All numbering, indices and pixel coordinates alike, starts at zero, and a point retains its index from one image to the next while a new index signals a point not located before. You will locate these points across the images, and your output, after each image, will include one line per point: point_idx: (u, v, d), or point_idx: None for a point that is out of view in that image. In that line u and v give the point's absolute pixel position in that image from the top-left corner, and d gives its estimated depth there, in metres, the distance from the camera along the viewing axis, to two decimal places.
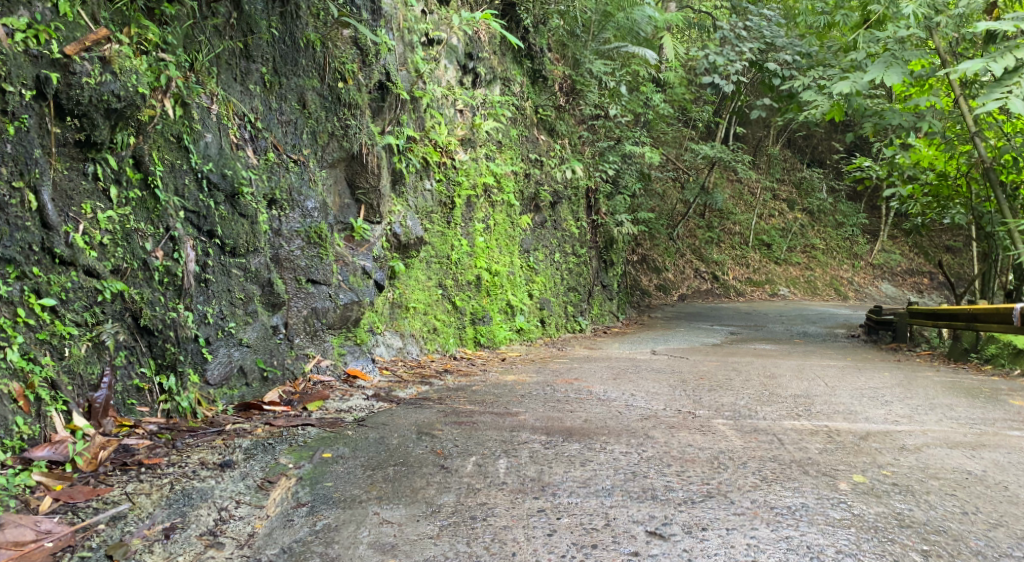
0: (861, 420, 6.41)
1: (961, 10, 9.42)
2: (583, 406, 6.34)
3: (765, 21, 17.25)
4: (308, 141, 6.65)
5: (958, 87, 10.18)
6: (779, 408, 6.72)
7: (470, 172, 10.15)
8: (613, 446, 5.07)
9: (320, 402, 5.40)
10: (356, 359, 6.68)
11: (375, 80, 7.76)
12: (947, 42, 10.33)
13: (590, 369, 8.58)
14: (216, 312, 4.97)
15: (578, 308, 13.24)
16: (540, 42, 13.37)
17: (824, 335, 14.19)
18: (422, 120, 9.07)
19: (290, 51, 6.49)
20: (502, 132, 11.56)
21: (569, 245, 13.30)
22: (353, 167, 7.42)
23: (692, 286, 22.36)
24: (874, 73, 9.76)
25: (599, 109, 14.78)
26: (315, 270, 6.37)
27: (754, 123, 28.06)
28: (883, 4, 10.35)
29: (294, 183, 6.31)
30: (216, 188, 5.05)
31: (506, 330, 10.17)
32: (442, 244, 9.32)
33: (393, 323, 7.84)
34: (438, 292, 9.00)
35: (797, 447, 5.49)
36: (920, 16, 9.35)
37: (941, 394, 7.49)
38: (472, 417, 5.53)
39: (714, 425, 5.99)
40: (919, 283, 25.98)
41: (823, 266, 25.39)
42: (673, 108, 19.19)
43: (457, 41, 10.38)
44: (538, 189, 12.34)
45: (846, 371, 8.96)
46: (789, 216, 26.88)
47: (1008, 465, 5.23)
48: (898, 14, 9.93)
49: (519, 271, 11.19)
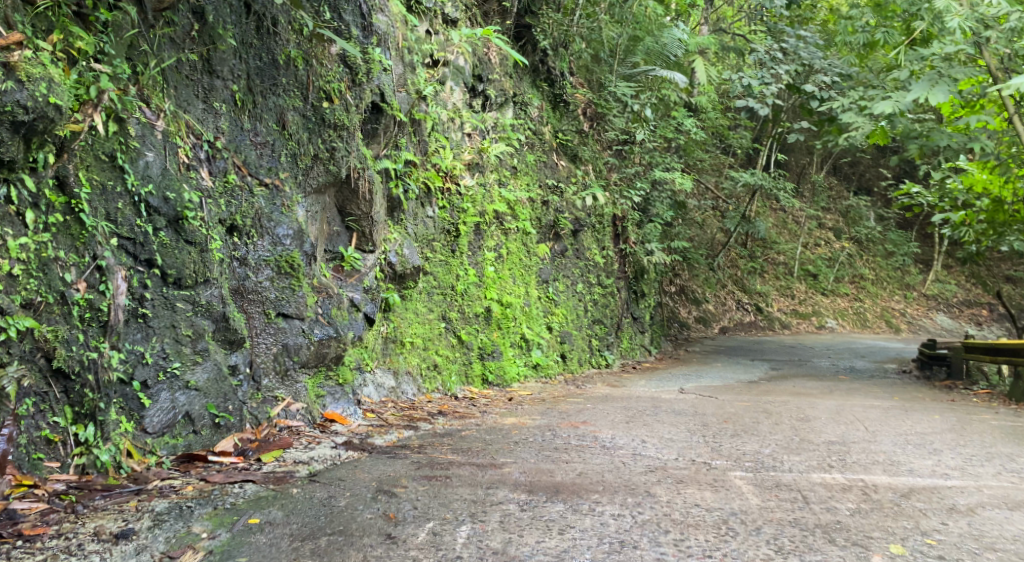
0: (904, 472, 5.63)
1: (1010, 25, 8.61)
2: (582, 455, 5.67)
3: (802, 42, 16.40)
4: (286, 164, 6.16)
5: (1012, 105, 9.45)
6: (809, 458, 5.94)
7: (477, 199, 9.56)
8: (605, 507, 4.44)
9: (278, 452, 4.89)
10: (335, 401, 6.12)
11: (368, 101, 7.16)
12: (998, 58, 9.53)
13: (603, 409, 7.87)
14: (157, 351, 4.58)
15: (604, 341, 12.51)
16: (560, 66, 12.82)
17: (871, 371, 13.19)
18: (424, 144, 8.55)
19: (267, 67, 6.06)
20: (516, 157, 10.99)
21: (594, 276, 12.59)
22: (343, 194, 6.97)
23: (733, 318, 21.43)
24: (918, 91, 9.01)
25: (626, 134, 14.03)
26: (287, 303, 5.84)
27: (797, 149, 27.14)
28: (926, 20, 9.60)
29: (263, 208, 5.82)
30: (156, 213, 4.72)
31: (520, 366, 9.46)
32: (446, 274, 8.75)
33: (386, 359, 7.27)
34: (440, 325, 8.39)
35: (824, 508, 4.80)
36: (966, 30, 8.57)
37: (999, 442, 6.64)
38: (446, 470, 4.94)
39: (729, 479, 5.27)
40: (976, 315, 24.24)
41: (873, 297, 24.19)
42: (709, 134, 18.35)
43: (463, 63, 9.87)
44: (558, 216, 11.68)
45: (891, 413, 8.11)
46: (835, 246, 25.85)
47: None
48: (943, 29, 9.19)
49: (536, 303, 10.53)
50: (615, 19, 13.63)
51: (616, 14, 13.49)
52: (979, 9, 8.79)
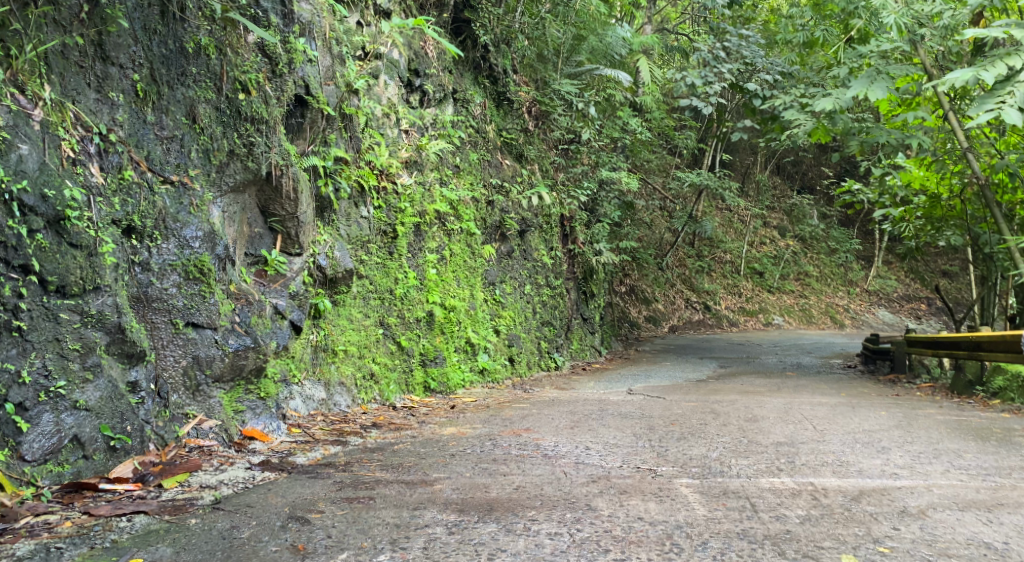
0: (854, 473, 5.41)
1: (945, 22, 8.55)
2: (521, 466, 5.31)
3: (744, 42, 16.31)
4: (197, 161, 5.71)
5: (947, 102, 9.37)
6: (757, 461, 5.68)
7: (416, 198, 9.11)
8: (541, 526, 4.14)
9: (183, 476, 4.50)
10: (255, 417, 5.67)
11: (290, 93, 6.72)
12: (933, 55, 9.44)
13: (550, 414, 7.53)
14: (36, 368, 4.27)
15: (554, 343, 12.19)
16: (502, 63, 12.41)
17: (818, 367, 13.13)
18: (357, 140, 8.09)
19: (173, 56, 5.58)
20: (458, 155, 10.60)
21: (541, 277, 12.24)
22: (265, 193, 6.52)
23: (683, 316, 21.34)
24: (856, 88, 8.87)
25: (571, 134, 13.70)
26: (196, 312, 5.38)
27: (742, 150, 27.44)
28: (864, 18, 9.55)
29: (168, 208, 5.35)
30: (32, 212, 4.40)
31: (464, 372, 9.07)
32: (383, 277, 8.29)
33: (316, 370, 6.80)
34: (378, 331, 7.93)
35: (773, 516, 4.53)
36: (903, 26, 8.47)
37: (947, 437, 6.51)
38: (371, 490, 4.58)
39: (675, 488, 4.96)
40: (916, 309, 24.67)
41: (817, 293, 24.38)
42: (655, 133, 18.19)
43: (398, 55, 9.46)
44: (503, 217, 11.30)
45: (838, 411, 7.96)
46: (781, 244, 26.04)
47: None
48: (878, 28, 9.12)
49: (482, 306, 10.14)
50: (560, 19, 13.34)
51: (561, 12, 13.32)
52: (913, 7, 8.79)
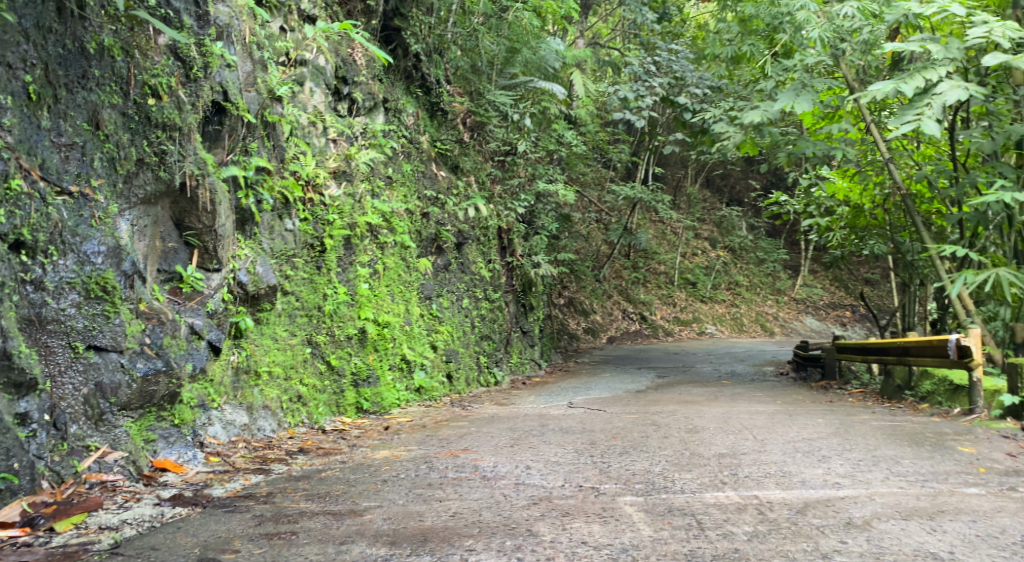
0: (797, 484, 5.25)
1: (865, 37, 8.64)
2: (458, 490, 5.00)
3: (674, 56, 16.37)
4: (101, 170, 5.30)
5: (869, 114, 9.40)
6: (701, 474, 5.49)
7: (345, 210, 8.71)
8: (480, 557, 3.95)
9: (80, 516, 4.21)
10: (168, 446, 5.27)
11: (207, 99, 6.30)
12: (855, 70, 9.53)
13: (489, 432, 7.23)
14: None
15: (493, 358, 11.92)
16: (435, 73, 12.05)
17: (752, 375, 13.16)
18: (280, 150, 7.70)
19: (73, 57, 5.16)
20: (391, 166, 10.24)
21: (479, 290, 11.94)
22: (179, 205, 6.11)
23: (620, 327, 21.30)
24: (783, 101, 8.88)
25: (507, 145, 13.48)
26: (99, 334, 4.99)
27: (673, 162, 27.82)
28: (789, 33, 9.43)
29: (65, 221, 4.94)
30: None
31: (399, 390, 8.70)
32: (311, 293, 7.86)
33: (237, 393, 6.35)
34: (306, 350, 7.49)
35: (721, 534, 4.33)
36: (825, 40, 8.58)
37: (884, 443, 6.46)
38: (295, 523, 4.27)
39: (619, 507, 4.71)
40: (842, 316, 25.21)
41: (748, 302, 24.69)
42: (590, 145, 18.11)
43: (324, 62, 9.04)
44: (439, 229, 10.99)
45: (777, 419, 7.88)
46: (712, 255, 26.38)
47: (979, 541, 4.29)
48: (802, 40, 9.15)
49: (418, 321, 9.77)
50: (492, 31, 13.06)
51: (493, 25, 13.03)
52: (834, 21, 8.84)
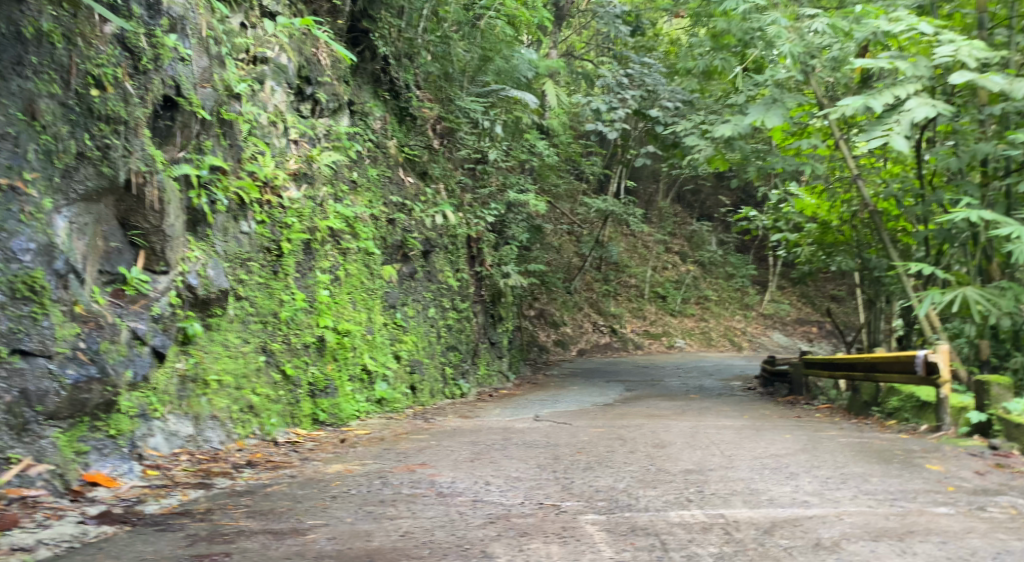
0: (766, 502, 5.05)
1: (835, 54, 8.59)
2: (411, 508, 4.72)
3: (646, 69, 16.30)
4: (37, 163, 5.05)
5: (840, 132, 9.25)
6: (666, 491, 5.27)
7: (305, 213, 8.37)
8: None
9: None
10: (102, 459, 4.94)
11: (158, 92, 5.99)
12: (825, 86, 9.45)
13: (450, 445, 6.96)
14: None
15: (459, 369, 11.64)
16: (404, 77, 11.75)
17: (721, 389, 13.00)
18: (238, 149, 7.39)
19: (7, 42, 4.90)
20: (356, 171, 9.95)
21: (446, 299, 11.66)
22: (125, 204, 5.78)
23: (590, 340, 21.12)
24: (754, 115, 8.76)
25: (478, 154, 13.21)
26: (24, 337, 4.71)
27: (645, 177, 27.83)
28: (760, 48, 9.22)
29: None
30: None
31: (359, 401, 8.38)
32: (267, 299, 7.54)
33: (183, 403, 6.01)
34: (259, 358, 7.16)
35: (685, 556, 4.11)
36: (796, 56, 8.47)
37: (853, 460, 6.28)
38: (230, 544, 3.98)
39: (580, 526, 4.47)
40: (809, 332, 25.23)
41: (717, 317, 24.64)
42: (562, 157, 17.91)
43: (286, 59, 8.77)
44: (405, 236, 10.70)
45: (746, 434, 7.68)
46: (682, 269, 26.34)
47: None
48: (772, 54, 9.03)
49: (381, 330, 9.45)
50: (465, 39, 12.97)
51: (465, 33, 12.97)
52: (807, 38, 8.73)
